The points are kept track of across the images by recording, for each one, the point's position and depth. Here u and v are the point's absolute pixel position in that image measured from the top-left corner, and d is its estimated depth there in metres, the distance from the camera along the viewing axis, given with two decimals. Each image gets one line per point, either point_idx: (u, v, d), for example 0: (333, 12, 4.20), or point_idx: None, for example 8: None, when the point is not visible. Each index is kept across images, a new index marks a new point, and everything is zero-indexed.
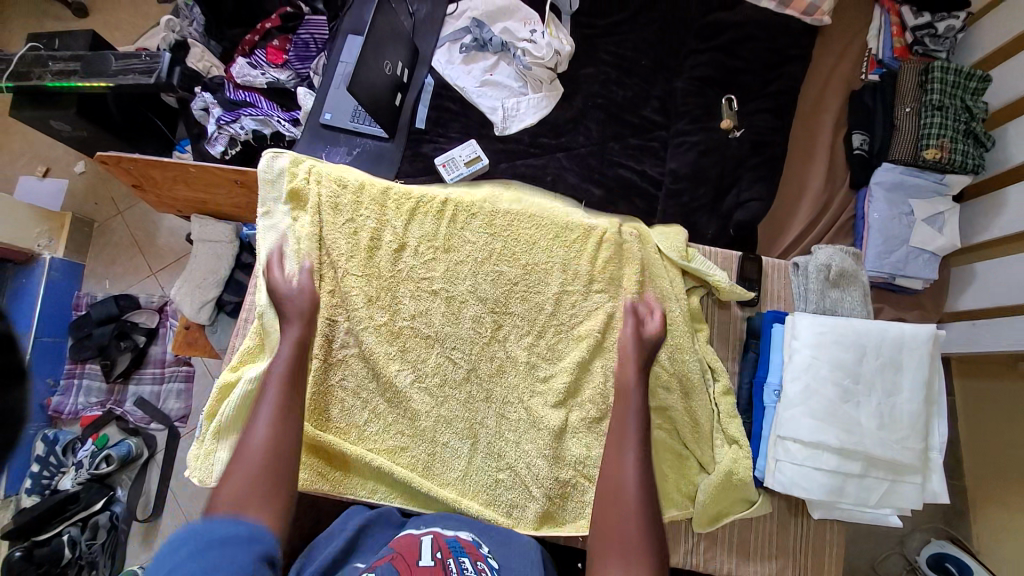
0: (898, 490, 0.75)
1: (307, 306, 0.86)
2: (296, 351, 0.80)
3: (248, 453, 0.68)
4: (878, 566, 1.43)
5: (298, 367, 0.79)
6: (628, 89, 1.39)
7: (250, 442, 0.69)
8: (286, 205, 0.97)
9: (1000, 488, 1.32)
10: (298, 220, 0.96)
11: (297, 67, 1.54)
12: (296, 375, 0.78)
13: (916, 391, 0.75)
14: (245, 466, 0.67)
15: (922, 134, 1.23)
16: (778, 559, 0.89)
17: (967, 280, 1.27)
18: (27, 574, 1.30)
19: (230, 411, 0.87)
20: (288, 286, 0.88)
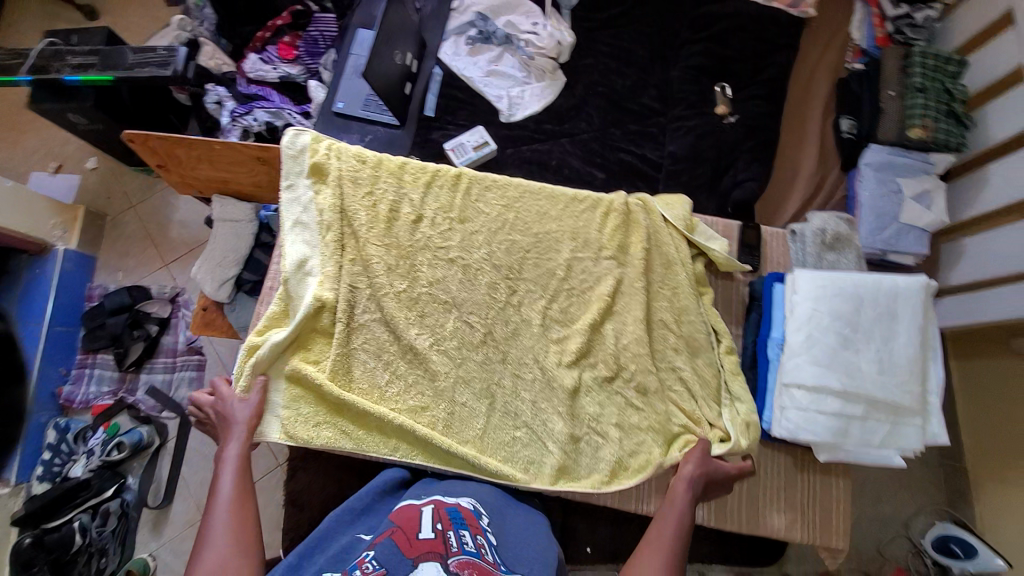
0: (899, 430, 0.79)
1: (248, 420, 0.88)
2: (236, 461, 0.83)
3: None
4: (885, 549, 1.45)
5: (239, 477, 0.82)
6: (628, 78, 1.46)
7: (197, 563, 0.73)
8: (308, 178, 1.01)
9: (999, 463, 1.36)
10: (320, 193, 1.00)
11: (308, 62, 1.58)
12: (239, 485, 0.81)
13: (910, 337, 0.81)
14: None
15: (907, 115, 1.29)
16: (786, 512, 0.92)
17: (957, 256, 1.33)
18: (36, 560, 1.30)
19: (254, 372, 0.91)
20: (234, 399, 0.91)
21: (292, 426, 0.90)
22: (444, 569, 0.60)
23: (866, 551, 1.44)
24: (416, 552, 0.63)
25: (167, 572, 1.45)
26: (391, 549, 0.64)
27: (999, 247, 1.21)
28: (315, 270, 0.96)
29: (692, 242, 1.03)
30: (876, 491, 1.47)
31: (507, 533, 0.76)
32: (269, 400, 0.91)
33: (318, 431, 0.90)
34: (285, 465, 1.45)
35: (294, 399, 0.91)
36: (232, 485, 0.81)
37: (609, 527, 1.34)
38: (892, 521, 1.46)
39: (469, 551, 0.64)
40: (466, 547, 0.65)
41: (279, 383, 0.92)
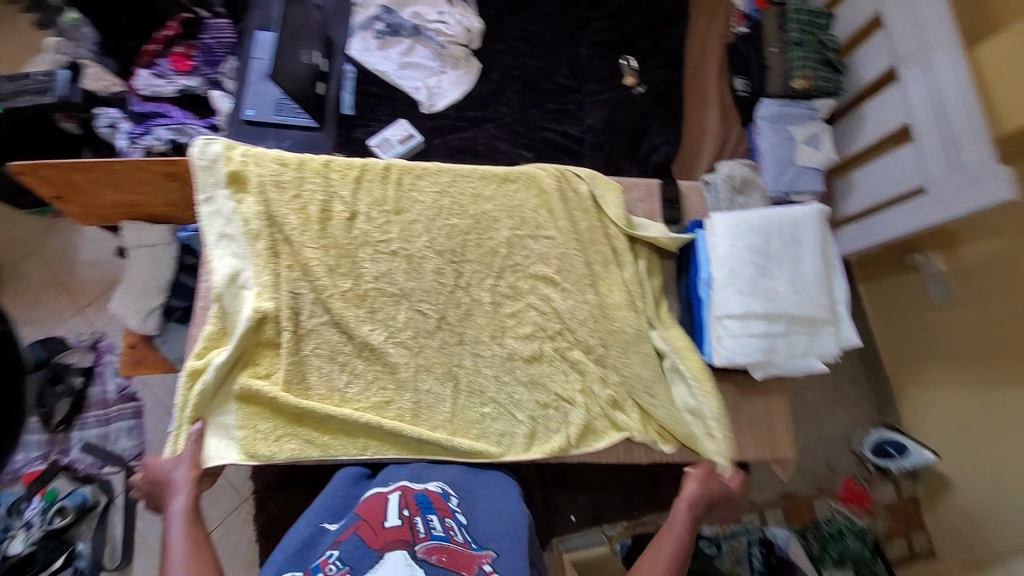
0: (818, 340, 0.90)
1: (187, 474, 0.84)
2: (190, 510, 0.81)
3: None
4: (835, 465, 1.59)
5: (195, 527, 0.80)
6: (539, 60, 1.51)
7: None
8: (227, 189, 0.97)
9: (912, 365, 1.55)
10: (243, 202, 0.97)
11: (206, 72, 1.50)
12: (195, 534, 0.79)
13: (815, 258, 0.91)
14: None
15: (790, 68, 1.42)
16: (738, 435, 1.01)
17: (849, 189, 1.50)
18: None
19: (196, 398, 0.86)
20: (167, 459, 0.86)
21: (253, 443, 0.87)
22: (412, 557, 0.62)
23: (819, 470, 1.58)
24: (382, 543, 0.64)
25: None
26: (355, 545, 0.64)
27: (881, 174, 1.38)
28: (250, 282, 0.93)
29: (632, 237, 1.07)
30: (816, 415, 1.62)
31: (477, 506, 0.75)
32: (221, 420, 0.88)
33: (281, 444, 0.88)
34: (254, 498, 1.38)
35: (250, 417, 0.88)
36: (185, 540, 0.78)
37: (588, 491, 1.39)
38: (837, 439, 1.61)
39: (437, 535, 0.66)
40: (435, 532, 0.66)
41: (229, 406, 0.89)
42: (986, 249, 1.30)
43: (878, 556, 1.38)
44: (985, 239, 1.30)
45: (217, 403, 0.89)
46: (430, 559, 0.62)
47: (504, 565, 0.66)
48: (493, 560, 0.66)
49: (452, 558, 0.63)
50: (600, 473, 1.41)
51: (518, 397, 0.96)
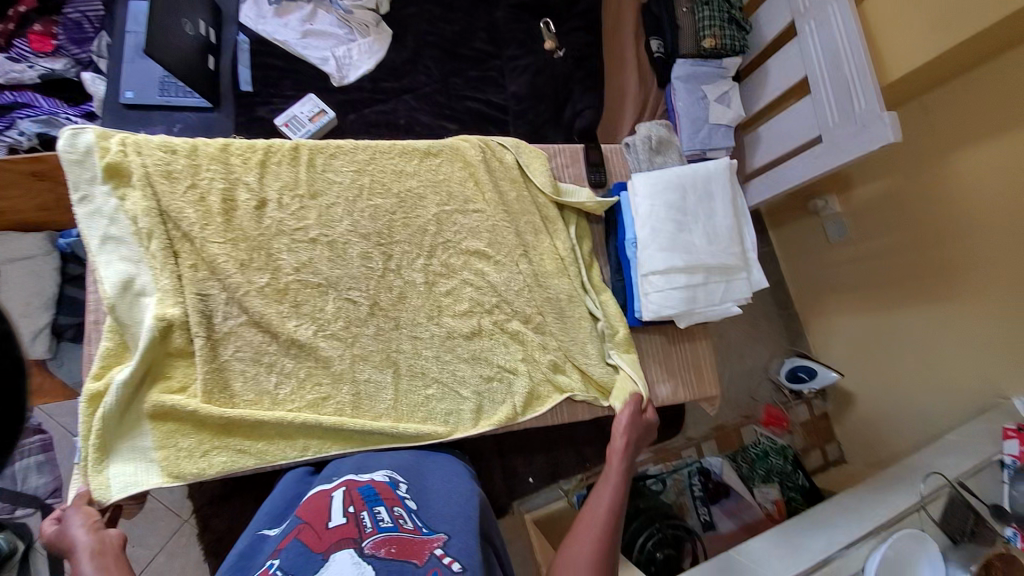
0: (733, 286, 0.97)
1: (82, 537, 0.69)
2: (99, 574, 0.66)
3: None
4: (756, 394, 1.77)
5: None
6: (455, 24, 1.44)
7: None
8: (105, 184, 0.85)
9: (816, 299, 1.74)
10: (127, 198, 0.86)
11: (73, 52, 1.28)
12: None
13: (727, 210, 0.98)
14: None
15: (699, 27, 1.46)
16: (670, 382, 1.08)
17: (756, 142, 1.60)
18: None
19: (100, 427, 0.78)
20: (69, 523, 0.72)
21: (176, 460, 0.81)
22: (359, 555, 0.56)
23: (742, 400, 1.74)
24: (325, 545, 0.58)
25: None
26: (297, 550, 0.58)
27: (782, 128, 1.49)
28: (150, 287, 0.84)
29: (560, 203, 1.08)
30: (739, 352, 1.77)
31: (427, 491, 0.74)
32: (137, 444, 0.81)
33: (211, 458, 0.82)
34: (195, 516, 1.29)
35: (168, 435, 0.81)
36: None
37: (544, 453, 1.45)
38: (757, 372, 1.78)
39: (386, 526, 0.61)
40: (383, 523, 0.61)
41: (144, 429, 0.81)
42: (874, 189, 1.47)
43: (798, 467, 1.54)
44: (874, 180, 1.47)
45: (127, 427, 0.81)
46: (377, 553, 0.57)
47: (457, 546, 0.62)
48: (444, 543, 0.61)
49: (401, 548, 0.58)
50: (553, 434, 1.46)
51: (461, 375, 0.96)
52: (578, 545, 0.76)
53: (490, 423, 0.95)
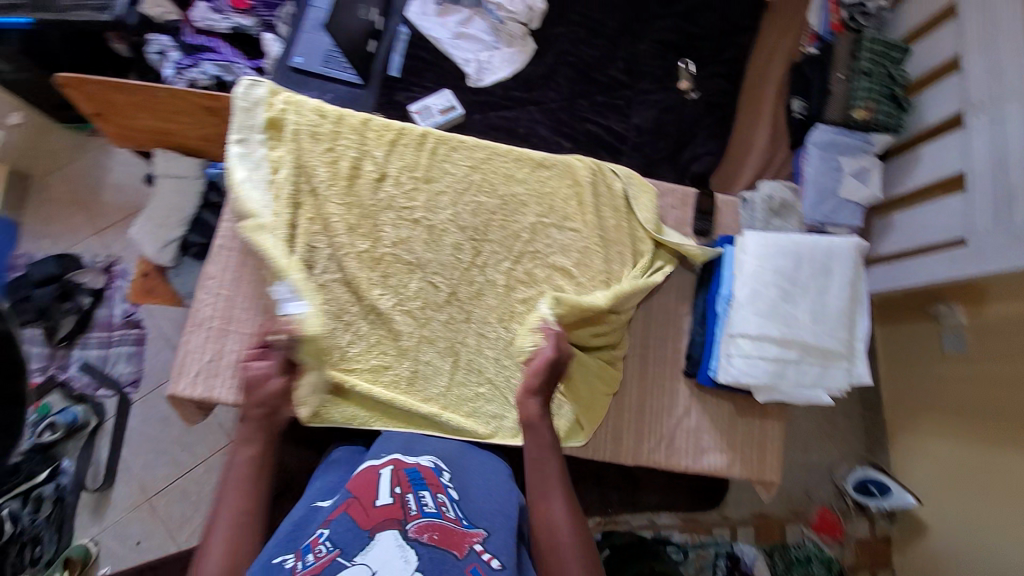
0: (829, 373, 0.89)
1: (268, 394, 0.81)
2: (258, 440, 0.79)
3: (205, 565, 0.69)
4: (812, 491, 1.58)
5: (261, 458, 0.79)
6: (596, 49, 1.48)
7: (208, 552, 0.70)
8: (263, 133, 0.97)
9: (912, 416, 1.52)
10: (276, 151, 0.97)
11: (262, 14, 1.47)
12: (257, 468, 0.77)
13: (842, 292, 0.91)
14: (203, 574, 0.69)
15: (853, 96, 1.38)
16: (728, 453, 0.99)
17: (889, 228, 1.45)
18: None
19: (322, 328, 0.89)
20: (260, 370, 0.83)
21: (349, 390, 0.92)
22: (403, 538, 0.61)
23: (795, 492, 1.57)
24: (373, 523, 0.62)
25: (111, 556, 1.35)
26: (346, 524, 0.62)
27: (919, 220, 1.35)
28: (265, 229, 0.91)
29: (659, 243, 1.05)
30: (806, 441, 1.61)
31: (472, 485, 0.75)
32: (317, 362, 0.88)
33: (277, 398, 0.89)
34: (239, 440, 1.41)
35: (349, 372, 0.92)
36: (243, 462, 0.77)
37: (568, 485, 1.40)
38: (819, 470, 1.60)
39: (430, 512, 0.64)
40: (427, 509, 0.64)
41: None
42: (1012, 310, 1.26)
43: None
44: (1005, 299, 1.27)
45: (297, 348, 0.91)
46: (420, 538, 0.61)
47: (497, 542, 0.65)
48: (484, 538, 0.64)
49: (444, 536, 0.62)
50: (581, 470, 1.41)
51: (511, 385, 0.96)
52: (559, 554, 0.71)
53: (532, 433, 0.94)
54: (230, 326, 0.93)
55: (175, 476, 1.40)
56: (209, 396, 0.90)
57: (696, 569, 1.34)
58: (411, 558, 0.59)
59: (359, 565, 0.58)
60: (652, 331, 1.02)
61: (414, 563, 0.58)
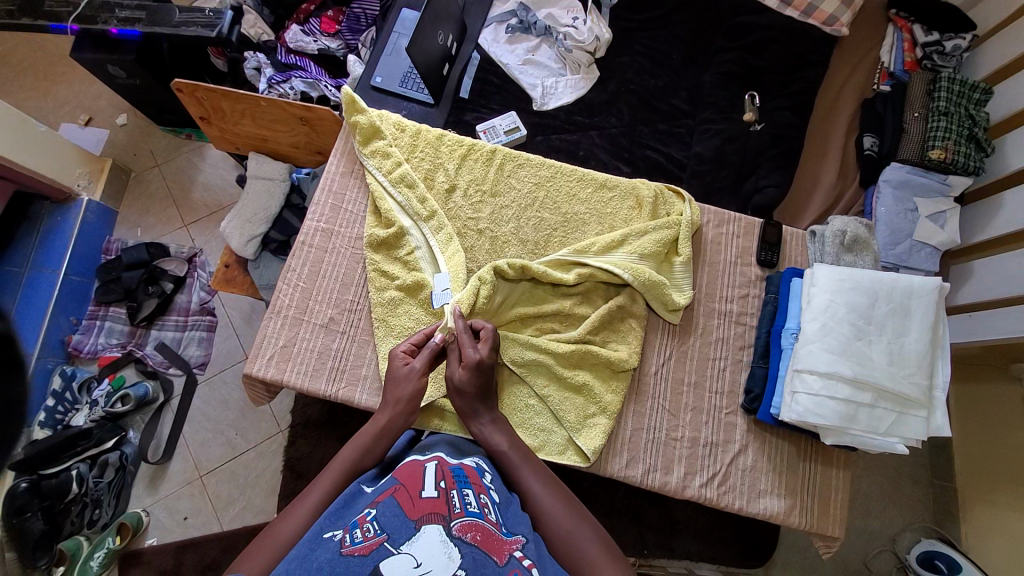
0: (906, 421, 0.83)
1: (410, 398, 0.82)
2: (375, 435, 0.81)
3: (275, 537, 0.68)
4: (869, 563, 1.48)
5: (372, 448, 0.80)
6: (660, 79, 1.50)
7: (286, 522, 0.70)
8: (361, 148, 1.06)
9: (993, 487, 1.38)
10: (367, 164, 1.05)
11: (348, 38, 1.60)
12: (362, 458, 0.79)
13: (923, 334, 0.86)
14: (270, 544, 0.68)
15: (929, 136, 1.33)
16: (787, 497, 0.93)
17: (966, 277, 1.37)
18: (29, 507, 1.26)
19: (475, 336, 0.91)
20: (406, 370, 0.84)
21: None
22: (447, 533, 0.59)
23: (851, 563, 1.48)
24: (419, 514, 0.61)
25: (159, 527, 1.42)
26: (393, 510, 0.62)
27: (1005, 270, 1.26)
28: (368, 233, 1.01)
29: (698, 258, 1.05)
30: (867, 505, 1.50)
31: (515, 496, 0.75)
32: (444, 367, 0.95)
33: (351, 389, 0.95)
34: (286, 432, 1.47)
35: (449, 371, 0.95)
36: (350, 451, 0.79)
37: (603, 517, 1.34)
38: (880, 538, 1.49)
39: (472, 512, 0.64)
40: (470, 508, 0.65)
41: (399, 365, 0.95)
42: None
43: None
44: None
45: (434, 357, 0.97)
46: (464, 537, 0.59)
47: (533, 551, 0.64)
48: (522, 546, 0.64)
49: (485, 539, 0.61)
50: (620, 503, 1.35)
51: (561, 402, 0.93)
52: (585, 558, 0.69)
53: (587, 444, 0.91)
54: (306, 317, 0.98)
55: (226, 457, 1.47)
56: (279, 379, 0.94)
57: None
58: (454, 555, 0.56)
59: (403, 554, 0.56)
60: (710, 359, 0.99)
61: (457, 560, 0.56)
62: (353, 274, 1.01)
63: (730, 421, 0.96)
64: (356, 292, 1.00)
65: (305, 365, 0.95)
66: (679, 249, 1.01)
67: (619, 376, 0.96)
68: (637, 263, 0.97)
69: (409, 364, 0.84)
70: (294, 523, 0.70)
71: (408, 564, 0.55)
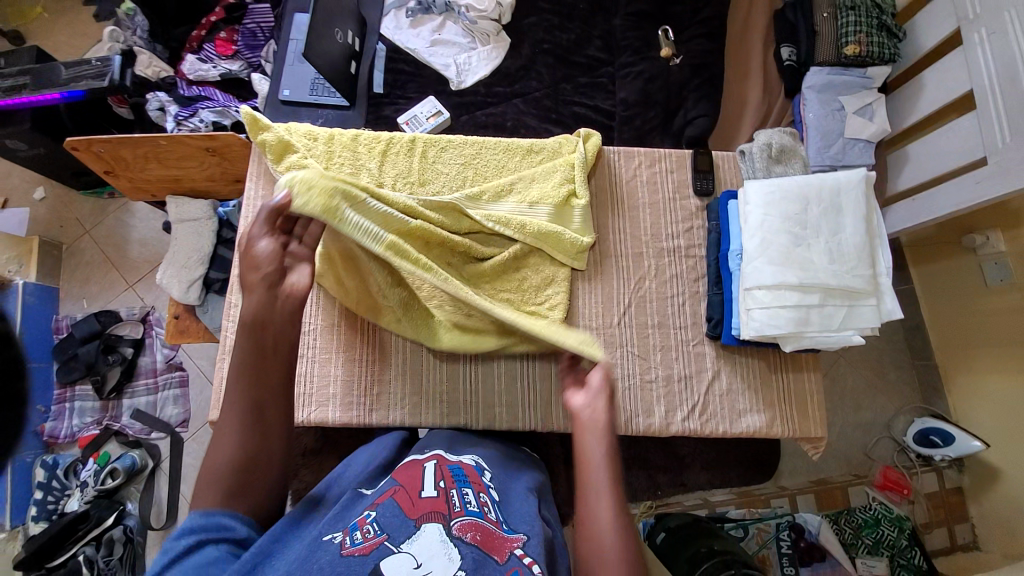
0: (858, 312, 0.85)
1: (271, 269, 0.71)
2: (251, 323, 0.69)
3: (208, 462, 0.63)
4: (872, 451, 1.55)
5: (262, 347, 0.68)
6: (571, 32, 1.47)
7: (217, 444, 0.64)
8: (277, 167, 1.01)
9: (970, 354, 1.43)
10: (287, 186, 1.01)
11: (248, 56, 1.54)
12: (260, 362, 0.68)
13: (858, 226, 0.87)
14: (208, 465, 0.63)
15: (841, 33, 1.34)
16: (766, 411, 0.96)
17: (903, 161, 1.40)
18: None
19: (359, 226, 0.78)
20: (262, 247, 0.72)
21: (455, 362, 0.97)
22: (447, 533, 0.59)
23: (855, 457, 1.55)
24: (419, 513, 0.62)
25: None
26: (393, 510, 0.63)
27: (935, 147, 1.30)
28: None
29: (628, 204, 1.05)
30: (857, 400, 1.57)
31: (517, 486, 0.75)
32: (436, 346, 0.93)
33: (325, 412, 0.93)
34: None
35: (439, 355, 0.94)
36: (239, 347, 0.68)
37: None
38: (876, 428, 1.56)
39: (472, 511, 0.64)
40: (469, 507, 0.64)
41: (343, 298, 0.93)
42: None
43: (915, 545, 1.38)
44: None
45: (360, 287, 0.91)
46: (463, 537, 0.59)
47: (536, 548, 0.61)
48: (524, 543, 0.61)
49: (485, 538, 0.60)
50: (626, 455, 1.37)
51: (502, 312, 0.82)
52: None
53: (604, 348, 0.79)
54: None
55: None
56: None
57: (759, 544, 1.36)
58: (455, 556, 0.56)
59: (402, 553, 0.56)
60: (667, 297, 1.00)
61: (458, 561, 0.56)
62: None
63: (695, 352, 0.98)
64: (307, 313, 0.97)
65: None
66: (577, 191, 1.00)
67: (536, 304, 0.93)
68: (526, 213, 0.97)
69: (254, 234, 0.73)
70: (224, 453, 0.63)
71: (408, 563, 0.55)
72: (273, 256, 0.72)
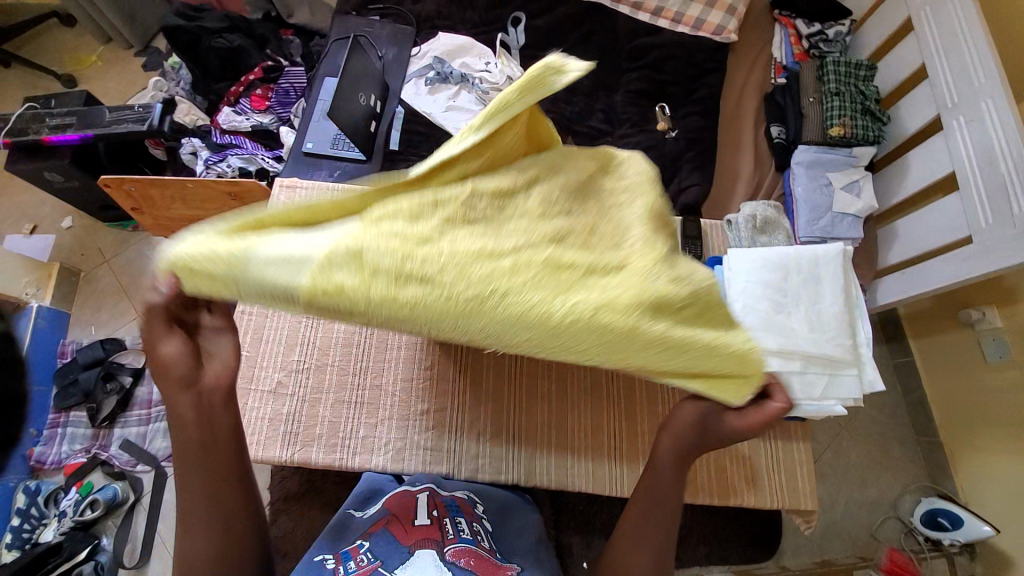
0: (840, 382, 0.86)
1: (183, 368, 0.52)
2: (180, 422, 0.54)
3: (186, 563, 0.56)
4: (877, 532, 1.48)
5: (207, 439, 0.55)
6: (575, 105, 1.60)
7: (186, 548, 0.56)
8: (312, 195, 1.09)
9: (976, 432, 1.40)
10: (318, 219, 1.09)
11: (279, 112, 1.67)
12: (206, 453, 0.55)
13: (837, 297, 0.91)
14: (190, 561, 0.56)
15: (827, 117, 1.45)
16: (753, 480, 0.95)
17: (891, 238, 1.46)
18: None
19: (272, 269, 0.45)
20: (163, 349, 0.52)
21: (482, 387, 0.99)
22: (441, 559, 0.61)
23: (860, 537, 1.47)
24: (412, 540, 0.65)
25: None
26: (386, 539, 0.66)
27: (921, 225, 1.36)
28: None
29: None
30: (860, 474, 1.52)
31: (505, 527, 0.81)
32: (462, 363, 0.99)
33: (307, 452, 0.94)
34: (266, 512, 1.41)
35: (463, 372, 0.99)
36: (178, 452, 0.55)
37: None
38: (881, 506, 1.50)
39: (465, 539, 0.67)
40: (462, 535, 0.67)
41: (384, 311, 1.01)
42: None
43: None
44: None
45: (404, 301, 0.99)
46: (458, 562, 0.61)
47: None
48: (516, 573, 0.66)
49: (479, 563, 0.63)
50: None
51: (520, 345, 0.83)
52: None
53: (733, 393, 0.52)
54: (253, 384, 0.97)
55: None
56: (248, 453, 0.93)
57: None
58: None
59: None
60: None
61: None
62: (292, 329, 1.01)
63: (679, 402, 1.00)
64: (309, 348, 1.00)
65: (256, 434, 0.94)
66: None
67: (538, 313, 0.46)
68: None
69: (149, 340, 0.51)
70: (197, 546, 0.56)
71: None
72: (178, 357, 0.52)
